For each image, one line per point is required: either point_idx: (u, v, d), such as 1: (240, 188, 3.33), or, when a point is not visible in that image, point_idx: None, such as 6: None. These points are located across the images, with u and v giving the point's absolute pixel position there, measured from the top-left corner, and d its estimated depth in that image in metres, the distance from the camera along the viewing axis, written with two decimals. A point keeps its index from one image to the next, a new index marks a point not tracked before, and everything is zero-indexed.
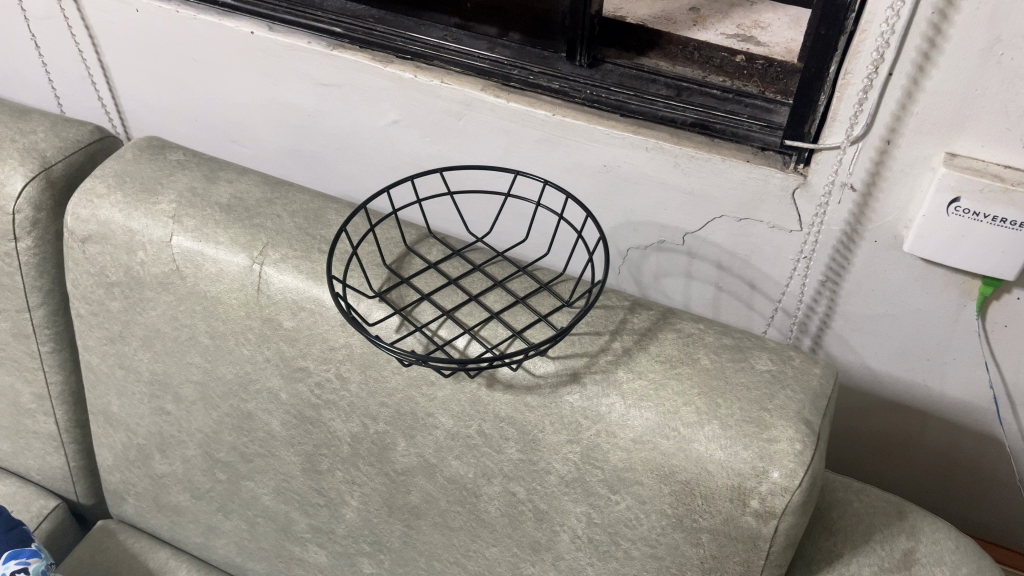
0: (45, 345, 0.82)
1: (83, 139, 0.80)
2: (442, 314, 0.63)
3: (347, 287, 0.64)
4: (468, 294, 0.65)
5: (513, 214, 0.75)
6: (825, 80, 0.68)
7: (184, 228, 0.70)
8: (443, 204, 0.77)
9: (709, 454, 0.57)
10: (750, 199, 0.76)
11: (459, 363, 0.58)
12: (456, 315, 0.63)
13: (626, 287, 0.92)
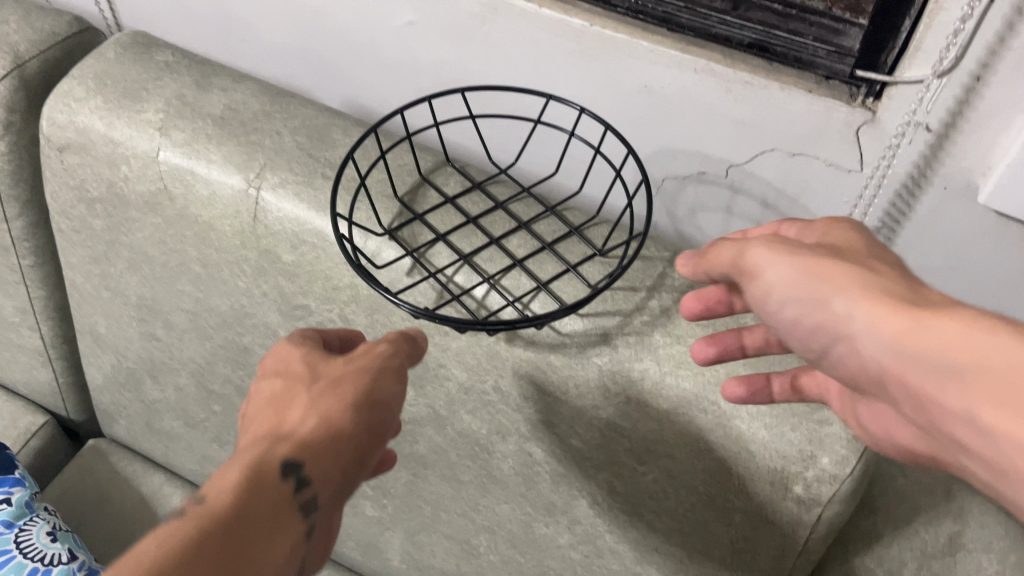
0: (25, 258, 0.76)
1: (60, 31, 0.71)
2: (458, 258, 0.56)
3: (353, 224, 0.57)
4: (489, 236, 0.58)
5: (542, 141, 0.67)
6: (913, 3, 0.59)
7: (173, 142, 0.62)
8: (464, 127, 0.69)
9: (752, 433, 0.51)
10: (806, 133, 0.68)
11: (470, 321, 0.51)
12: (474, 260, 0.56)
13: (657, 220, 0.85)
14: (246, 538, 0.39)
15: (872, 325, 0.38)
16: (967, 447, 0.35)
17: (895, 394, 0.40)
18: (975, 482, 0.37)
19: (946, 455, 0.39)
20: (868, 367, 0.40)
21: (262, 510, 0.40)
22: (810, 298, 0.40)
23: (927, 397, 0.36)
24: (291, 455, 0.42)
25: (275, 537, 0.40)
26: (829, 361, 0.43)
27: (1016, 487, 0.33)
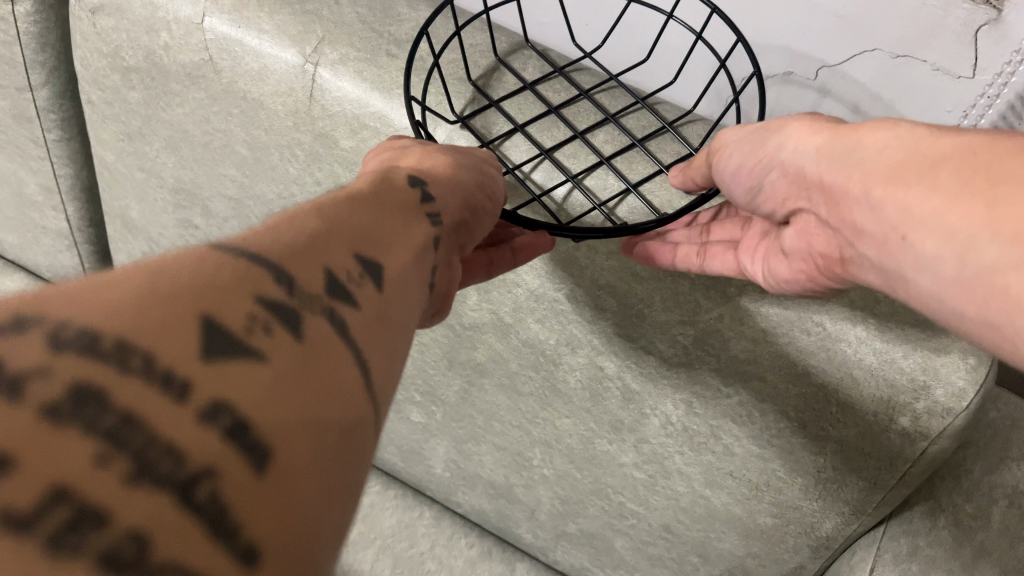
0: (51, 132, 0.70)
1: None
2: (539, 152, 0.51)
3: (425, 109, 0.51)
4: (573, 129, 0.52)
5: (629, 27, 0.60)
6: None
7: (219, 7, 0.55)
8: None
9: (858, 358, 0.47)
10: (918, 31, 0.56)
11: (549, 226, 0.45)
12: (556, 156, 0.51)
13: None
14: (394, 206, 0.33)
15: (801, 141, 0.39)
16: (867, 235, 0.36)
17: (816, 203, 0.39)
18: (875, 276, 0.37)
19: (846, 255, 0.39)
20: (794, 191, 0.40)
21: (412, 206, 0.34)
22: (755, 142, 0.41)
23: (838, 191, 0.37)
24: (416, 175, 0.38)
25: (421, 217, 0.34)
26: (760, 201, 0.43)
27: (903, 253, 0.34)
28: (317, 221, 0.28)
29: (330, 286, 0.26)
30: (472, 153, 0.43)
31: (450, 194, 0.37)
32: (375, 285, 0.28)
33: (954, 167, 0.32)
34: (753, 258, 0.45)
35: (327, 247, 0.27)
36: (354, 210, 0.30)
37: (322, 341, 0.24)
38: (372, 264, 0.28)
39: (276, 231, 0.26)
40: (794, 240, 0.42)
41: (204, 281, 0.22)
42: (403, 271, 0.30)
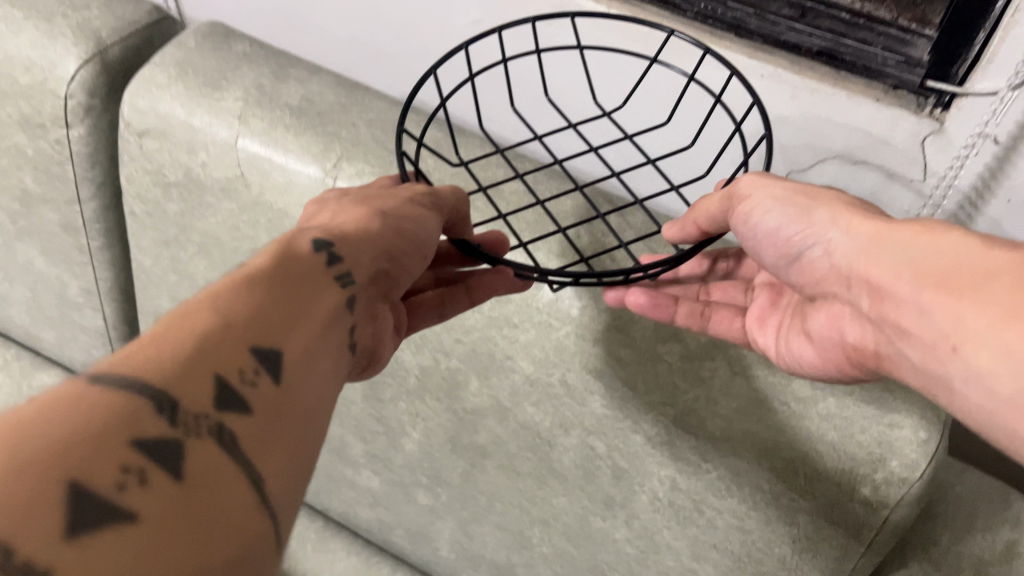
0: (94, 239, 0.78)
1: (140, 19, 0.74)
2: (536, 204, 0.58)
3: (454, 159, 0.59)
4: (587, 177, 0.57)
5: (648, 91, 0.66)
6: (988, 16, 0.59)
7: (251, 130, 0.64)
8: (570, 67, 0.68)
9: (820, 434, 0.52)
10: (868, 143, 0.68)
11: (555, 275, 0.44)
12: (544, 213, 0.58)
13: None
14: (300, 283, 0.36)
15: (851, 227, 0.43)
16: (908, 334, 0.40)
17: (857, 296, 0.44)
18: (907, 375, 0.42)
19: (878, 349, 0.44)
20: (831, 268, 0.45)
21: (320, 280, 0.37)
22: (801, 212, 0.45)
23: (881, 286, 0.41)
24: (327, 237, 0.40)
25: (330, 288, 0.37)
26: (793, 271, 0.48)
27: (950, 361, 0.38)
28: (214, 318, 0.31)
29: (221, 396, 0.29)
30: (404, 193, 0.45)
31: (365, 256, 0.40)
32: (271, 379, 0.32)
33: (1008, 282, 0.36)
34: (761, 330, 0.53)
35: (228, 350, 0.30)
36: (257, 296, 0.33)
37: (201, 481, 0.27)
38: (269, 356, 0.32)
39: (169, 341, 0.29)
40: (821, 325, 0.48)
41: (98, 434, 0.25)
42: (309, 349, 0.34)
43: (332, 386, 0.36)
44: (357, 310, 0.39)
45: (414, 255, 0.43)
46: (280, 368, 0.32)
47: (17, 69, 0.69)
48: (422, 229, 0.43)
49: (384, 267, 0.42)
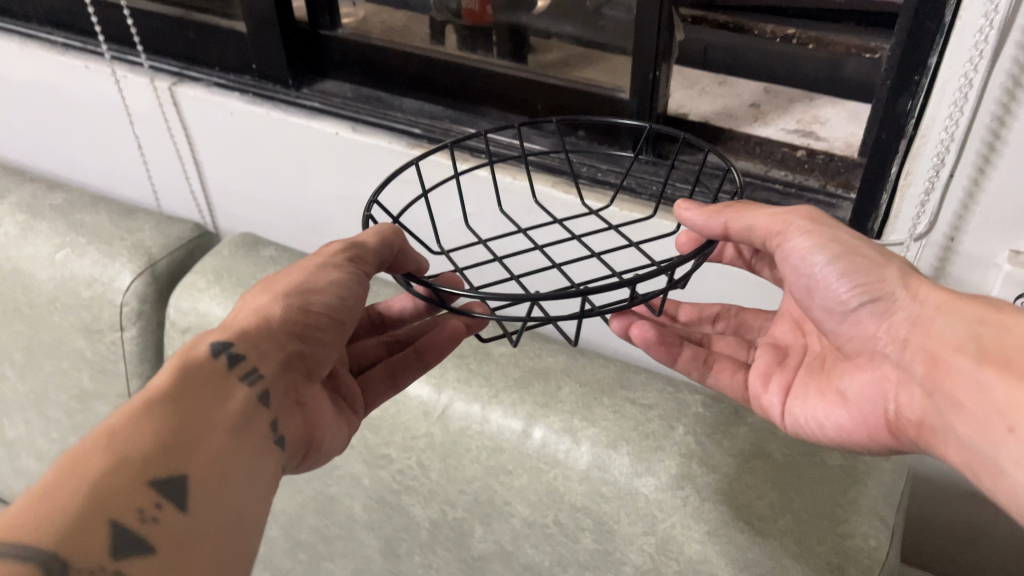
0: None
1: (184, 235, 0.89)
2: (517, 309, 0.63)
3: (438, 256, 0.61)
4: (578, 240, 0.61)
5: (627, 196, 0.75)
6: (886, 181, 0.68)
7: None
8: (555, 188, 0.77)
9: (784, 548, 0.58)
10: None
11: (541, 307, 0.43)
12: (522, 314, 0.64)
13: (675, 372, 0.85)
14: (195, 398, 0.44)
15: (925, 292, 0.48)
16: (962, 407, 0.44)
17: (913, 364, 0.48)
18: (948, 450, 0.46)
19: (923, 419, 0.48)
20: (886, 331, 0.49)
21: (221, 393, 0.46)
22: (872, 266, 0.48)
23: (941, 355, 0.46)
24: (226, 343, 0.48)
25: (235, 395, 0.46)
26: (842, 326, 0.52)
27: (1004, 442, 0.42)
28: (109, 458, 0.39)
29: (116, 536, 0.37)
30: (311, 269, 0.52)
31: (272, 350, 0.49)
32: (176, 506, 0.40)
33: None
34: (767, 389, 0.61)
35: (132, 486, 0.39)
36: (155, 424, 0.41)
37: None
38: (169, 481, 0.40)
39: (71, 482, 0.38)
40: (859, 389, 0.53)
41: None
42: (221, 455, 0.43)
43: (257, 479, 0.44)
44: (274, 405, 0.48)
45: (329, 323, 0.51)
46: (186, 487, 0.40)
47: (79, 285, 0.85)
48: (327, 300, 0.50)
49: (300, 356, 0.51)
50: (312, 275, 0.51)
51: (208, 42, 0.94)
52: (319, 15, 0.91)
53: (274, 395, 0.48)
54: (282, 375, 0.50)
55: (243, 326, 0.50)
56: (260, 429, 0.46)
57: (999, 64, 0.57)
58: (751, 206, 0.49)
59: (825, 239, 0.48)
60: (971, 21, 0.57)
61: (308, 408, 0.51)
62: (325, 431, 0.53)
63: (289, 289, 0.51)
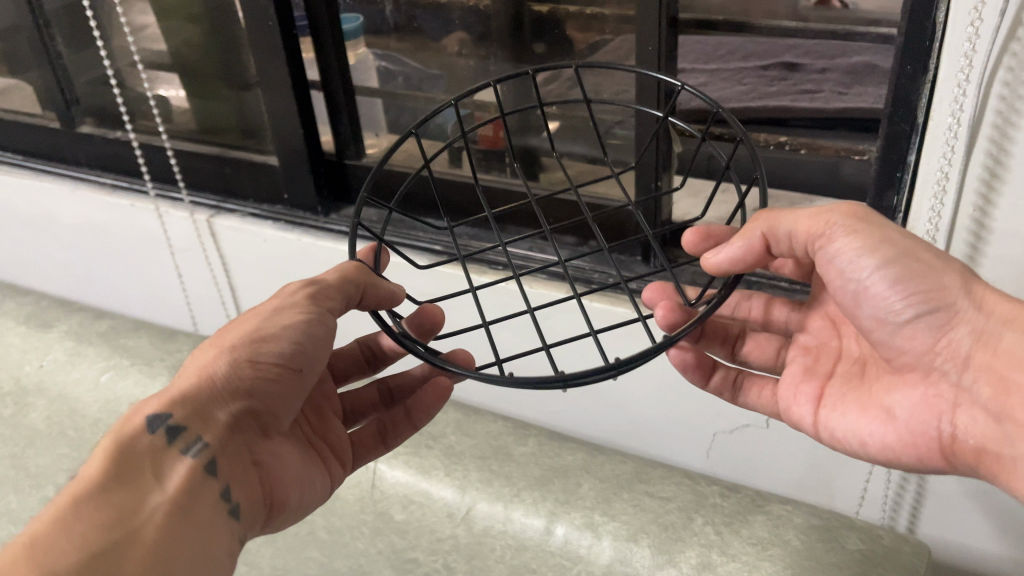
0: None
1: None
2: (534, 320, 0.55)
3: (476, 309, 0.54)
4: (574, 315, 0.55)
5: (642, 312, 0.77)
6: None
7: None
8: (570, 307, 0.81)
9: None
10: None
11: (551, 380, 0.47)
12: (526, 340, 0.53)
13: (696, 464, 0.86)
14: (131, 483, 0.47)
15: (994, 305, 0.49)
16: None
17: (977, 388, 0.50)
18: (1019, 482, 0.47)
19: (984, 446, 0.49)
20: (945, 344, 0.50)
21: (163, 469, 0.48)
22: (930, 272, 0.49)
23: (1013, 379, 0.48)
24: (164, 410, 0.50)
25: (178, 468, 0.49)
26: (895, 336, 0.52)
27: None
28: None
29: None
30: (266, 314, 0.54)
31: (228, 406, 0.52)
32: None
33: None
34: (797, 400, 0.61)
35: None
36: (83, 526, 0.44)
37: None
38: None
39: None
40: (912, 408, 0.53)
41: None
42: (163, 535, 0.46)
43: (205, 560, 0.47)
44: (223, 471, 0.51)
45: (285, 371, 0.53)
46: None
47: (122, 406, 0.93)
48: (278, 350, 0.52)
49: (251, 412, 0.53)
50: (268, 319, 0.54)
51: (243, 174, 1.02)
52: (346, 147, 0.99)
53: (224, 459, 0.51)
54: (234, 436, 0.52)
55: (183, 387, 0.52)
56: (208, 501, 0.49)
57: (972, 160, 0.60)
58: (784, 214, 0.51)
59: (876, 240, 0.49)
60: (941, 121, 0.61)
61: (266, 464, 0.54)
62: (292, 486, 0.56)
63: (240, 337, 0.53)
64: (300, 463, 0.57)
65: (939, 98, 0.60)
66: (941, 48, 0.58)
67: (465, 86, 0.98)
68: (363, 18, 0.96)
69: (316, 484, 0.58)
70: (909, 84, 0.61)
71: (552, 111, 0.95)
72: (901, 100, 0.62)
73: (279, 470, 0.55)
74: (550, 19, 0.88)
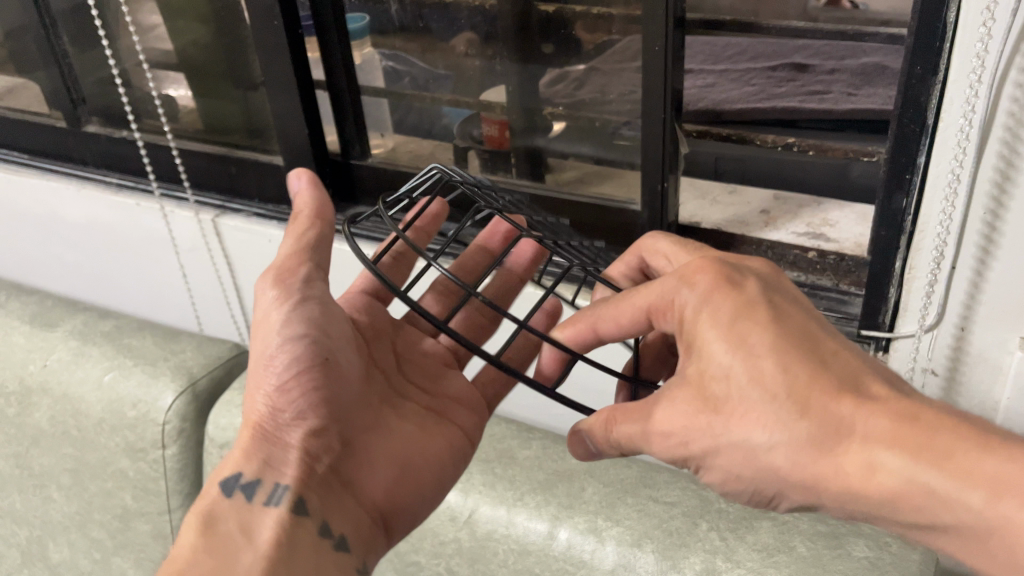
0: None
1: (224, 354, 0.97)
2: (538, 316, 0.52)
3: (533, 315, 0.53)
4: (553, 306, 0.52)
5: None
6: (892, 274, 0.69)
7: None
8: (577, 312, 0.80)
9: None
10: None
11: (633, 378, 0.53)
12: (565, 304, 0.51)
13: None
14: (226, 545, 0.56)
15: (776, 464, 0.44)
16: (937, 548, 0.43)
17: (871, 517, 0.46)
18: None
19: None
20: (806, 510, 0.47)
21: (251, 527, 0.57)
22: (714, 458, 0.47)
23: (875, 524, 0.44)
24: (237, 471, 0.59)
25: (269, 519, 0.57)
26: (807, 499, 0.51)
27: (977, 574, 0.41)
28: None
29: None
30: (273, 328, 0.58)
31: (279, 458, 0.59)
32: None
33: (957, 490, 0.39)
34: None
35: None
36: (204, 564, 0.54)
37: None
38: None
39: None
40: None
41: None
42: (273, 559, 0.55)
43: None
44: (313, 507, 0.58)
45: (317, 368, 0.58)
46: None
47: (125, 406, 0.93)
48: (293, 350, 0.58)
49: (312, 430, 0.59)
50: (279, 332, 0.58)
51: (248, 174, 1.02)
52: (351, 147, 0.99)
53: (309, 496, 0.58)
54: (317, 465, 0.60)
55: (244, 443, 0.60)
56: (306, 537, 0.57)
57: (984, 162, 0.59)
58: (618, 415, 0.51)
59: (665, 448, 0.48)
60: (952, 122, 0.60)
61: (355, 482, 0.61)
62: (388, 481, 0.62)
63: (263, 357, 0.59)
64: (390, 461, 0.62)
65: (951, 99, 0.59)
66: (952, 48, 0.58)
67: (472, 86, 0.97)
68: (370, 18, 0.96)
69: (414, 466, 0.63)
70: (919, 84, 0.60)
71: (558, 110, 0.93)
72: (912, 101, 0.61)
73: (370, 472, 0.62)
74: (558, 18, 0.87)
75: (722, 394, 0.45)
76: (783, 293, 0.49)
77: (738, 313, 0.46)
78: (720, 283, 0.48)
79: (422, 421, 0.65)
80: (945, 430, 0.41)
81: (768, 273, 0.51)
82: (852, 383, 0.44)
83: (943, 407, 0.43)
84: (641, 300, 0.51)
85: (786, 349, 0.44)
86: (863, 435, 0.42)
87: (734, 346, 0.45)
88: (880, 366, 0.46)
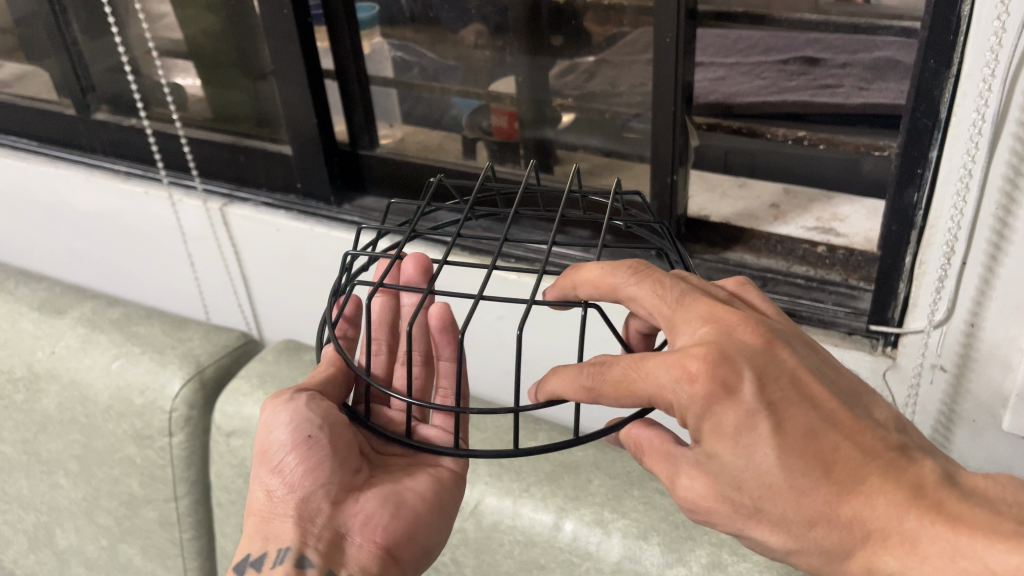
0: (187, 532, 0.96)
1: (231, 343, 0.98)
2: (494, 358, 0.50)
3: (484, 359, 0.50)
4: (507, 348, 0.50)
5: None
6: (901, 269, 0.69)
7: None
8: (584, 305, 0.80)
9: None
10: None
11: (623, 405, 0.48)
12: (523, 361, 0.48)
13: None
14: None
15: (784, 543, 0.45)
16: None
17: None
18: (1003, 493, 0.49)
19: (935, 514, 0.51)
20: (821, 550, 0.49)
21: None
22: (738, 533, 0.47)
23: None
24: (246, 553, 0.60)
25: None
26: None
27: None
28: None
29: None
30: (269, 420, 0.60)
31: (278, 530, 0.59)
32: None
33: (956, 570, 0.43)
34: None
35: None
36: None
37: None
38: None
39: None
40: None
41: None
42: None
43: None
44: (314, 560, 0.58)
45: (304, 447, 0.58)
46: None
47: (132, 393, 0.93)
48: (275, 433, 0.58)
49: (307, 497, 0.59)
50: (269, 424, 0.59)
51: (257, 163, 1.02)
52: (360, 137, 0.99)
53: (309, 553, 0.58)
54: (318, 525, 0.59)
55: (253, 524, 0.61)
56: None
57: (997, 156, 0.59)
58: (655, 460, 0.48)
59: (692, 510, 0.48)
60: (965, 116, 0.59)
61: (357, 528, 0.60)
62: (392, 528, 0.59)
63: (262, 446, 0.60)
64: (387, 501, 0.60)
65: (964, 93, 0.58)
66: (966, 41, 0.57)
67: (481, 77, 0.96)
68: (379, 7, 0.94)
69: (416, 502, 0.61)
70: (933, 79, 0.60)
71: (568, 101, 0.93)
72: (925, 96, 0.61)
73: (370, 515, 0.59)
74: (568, 9, 0.86)
75: (737, 497, 0.45)
76: (778, 378, 0.45)
77: (741, 426, 0.43)
78: (715, 393, 0.43)
79: (413, 468, 0.63)
80: (933, 532, 0.43)
81: (757, 350, 0.45)
82: (851, 489, 0.43)
83: (931, 497, 0.44)
84: (639, 392, 0.45)
85: (790, 467, 0.43)
86: (869, 543, 0.44)
87: (740, 464, 0.43)
88: (877, 442, 0.45)
